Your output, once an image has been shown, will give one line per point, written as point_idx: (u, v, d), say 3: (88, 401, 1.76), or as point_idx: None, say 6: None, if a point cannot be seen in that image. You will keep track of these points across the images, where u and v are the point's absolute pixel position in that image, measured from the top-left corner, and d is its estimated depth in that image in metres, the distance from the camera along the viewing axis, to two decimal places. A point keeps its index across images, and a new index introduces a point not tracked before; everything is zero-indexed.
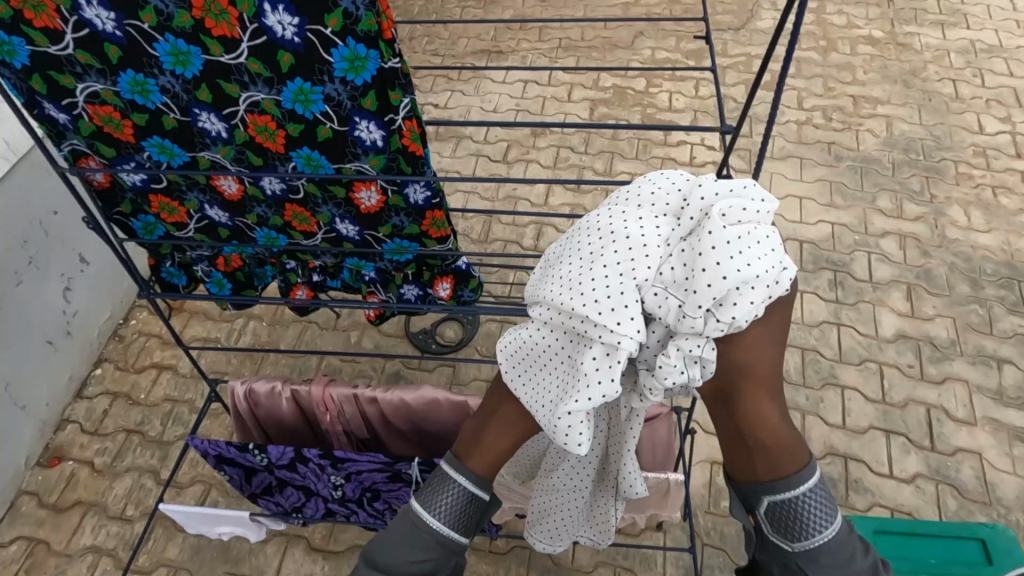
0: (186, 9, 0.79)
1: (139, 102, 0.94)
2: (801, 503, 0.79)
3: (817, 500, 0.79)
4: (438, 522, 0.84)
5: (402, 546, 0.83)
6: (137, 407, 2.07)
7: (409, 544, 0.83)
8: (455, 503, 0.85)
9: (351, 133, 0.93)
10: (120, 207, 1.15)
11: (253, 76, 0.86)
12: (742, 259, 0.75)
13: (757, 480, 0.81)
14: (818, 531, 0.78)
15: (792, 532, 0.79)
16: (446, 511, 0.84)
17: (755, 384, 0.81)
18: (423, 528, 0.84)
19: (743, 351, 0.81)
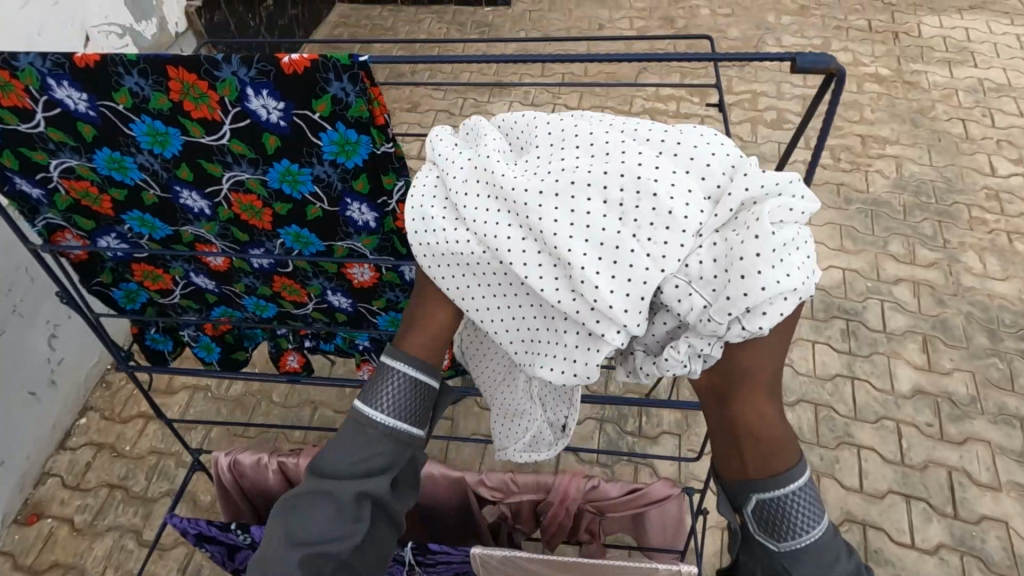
0: (163, 91, 0.73)
1: (117, 178, 0.87)
2: (790, 501, 0.71)
3: (807, 499, 0.72)
4: (382, 413, 0.77)
5: (347, 449, 0.76)
6: (121, 460, 1.99)
7: (358, 441, 0.76)
8: (399, 392, 0.79)
9: (343, 213, 0.87)
10: (100, 277, 1.07)
11: (236, 157, 0.81)
12: (786, 277, 0.69)
13: (743, 473, 0.74)
14: (806, 532, 0.71)
15: (777, 532, 0.72)
16: (395, 399, 0.78)
17: (755, 386, 0.76)
18: (370, 423, 0.77)
19: (753, 352, 0.76)
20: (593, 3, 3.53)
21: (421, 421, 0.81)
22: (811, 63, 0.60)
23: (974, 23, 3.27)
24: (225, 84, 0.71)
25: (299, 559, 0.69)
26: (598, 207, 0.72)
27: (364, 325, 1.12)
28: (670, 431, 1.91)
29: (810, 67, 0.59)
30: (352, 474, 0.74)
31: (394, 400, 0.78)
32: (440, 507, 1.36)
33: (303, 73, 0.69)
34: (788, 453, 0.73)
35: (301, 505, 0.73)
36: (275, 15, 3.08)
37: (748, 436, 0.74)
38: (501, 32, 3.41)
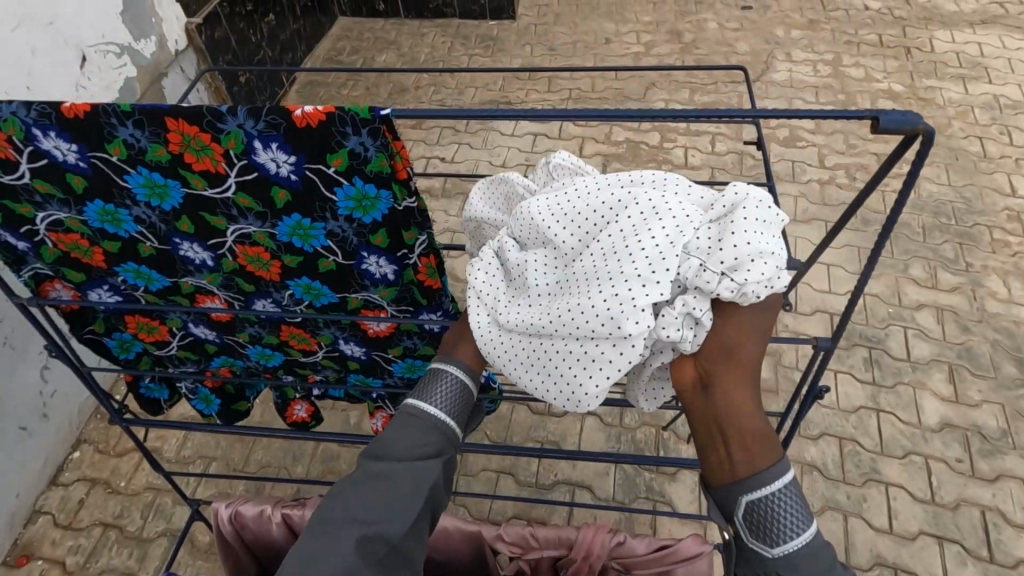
0: (161, 143, 0.67)
1: (110, 230, 0.80)
2: (778, 503, 0.68)
3: (794, 501, 0.69)
4: (437, 409, 0.74)
5: (402, 440, 0.71)
6: (116, 496, 1.89)
7: (412, 432, 0.72)
8: (450, 391, 0.77)
9: (358, 266, 0.80)
10: (91, 326, 1.00)
11: (242, 210, 0.74)
12: (766, 229, 0.72)
13: (730, 475, 0.71)
14: (795, 535, 0.68)
15: (767, 537, 0.69)
16: (446, 396, 0.76)
17: (735, 371, 0.72)
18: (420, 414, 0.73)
19: (733, 334, 0.73)
20: (599, 17, 3.46)
21: (465, 418, 0.78)
22: (893, 122, 0.53)
23: (987, 38, 3.18)
24: (230, 136, 0.65)
25: (353, 546, 0.65)
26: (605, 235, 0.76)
27: (379, 373, 1.04)
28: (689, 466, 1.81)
29: (894, 127, 0.53)
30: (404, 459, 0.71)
31: (445, 397, 0.76)
32: (456, 565, 1.28)
33: (318, 126, 0.63)
34: (772, 447, 0.70)
35: (349, 491, 0.70)
36: (277, 29, 3.01)
37: (733, 430, 0.70)
38: (506, 46, 3.35)
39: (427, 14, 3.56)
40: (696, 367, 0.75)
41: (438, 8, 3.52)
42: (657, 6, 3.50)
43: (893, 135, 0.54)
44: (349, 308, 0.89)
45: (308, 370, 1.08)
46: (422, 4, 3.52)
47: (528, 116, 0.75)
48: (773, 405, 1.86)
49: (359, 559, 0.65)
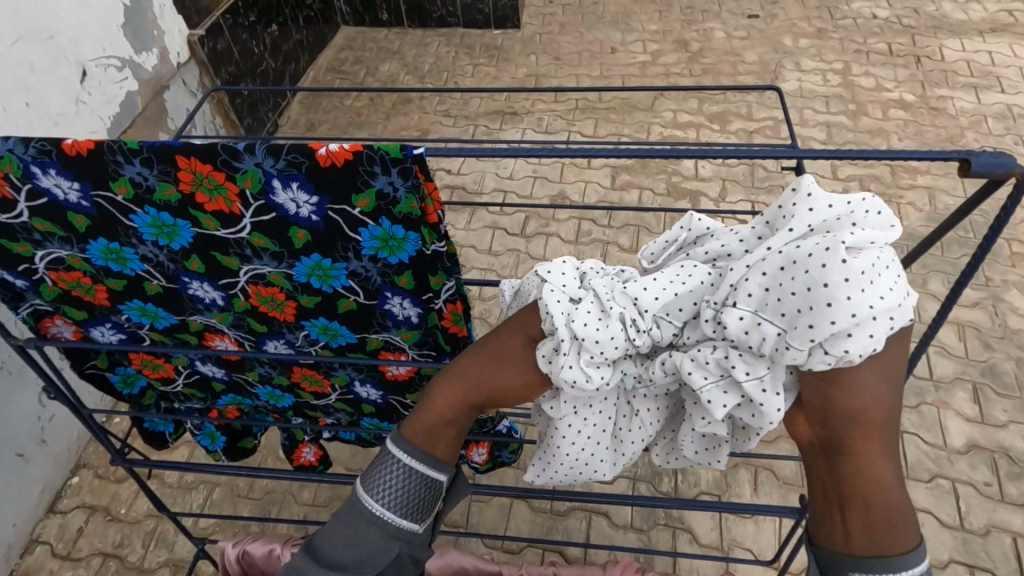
0: (171, 182, 0.62)
1: (114, 269, 0.75)
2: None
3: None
4: (379, 505, 0.72)
5: (344, 540, 0.73)
6: (116, 524, 1.83)
7: (353, 531, 0.73)
8: (395, 481, 0.73)
9: (380, 306, 0.75)
10: (93, 362, 0.94)
11: (257, 250, 0.69)
12: (862, 283, 0.64)
13: (845, 548, 0.66)
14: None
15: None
16: (393, 491, 0.73)
17: (868, 435, 0.65)
18: (360, 510, 0.73)
19: (857, 394, 0.66)
20: (605, 25, 3.43)
21: (421, 500, 0.74)
22: (987, 164, 0.59)
23: (998, 46, 3.09)
24: (248, 175, 0.60)
25: None
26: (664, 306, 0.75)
27: (396, 417, 0.99)
28: (708, 492, 1.70)
29: (988, 168, 0.59)
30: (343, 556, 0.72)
31: (393, 493, 0.73)
32: None
33: (344, 165, 0.59)
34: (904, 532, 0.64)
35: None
36: (279, 39, 2.97)
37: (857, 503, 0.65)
38: (510, 55, 3.31)
39: (431, 23, 3.51)
40: (814, 433, 0.69)
41: (442, 17, 3.48)
42: (664, 14, 3.47)
43: (986, 176, 0.60)
44: (368, 349, 0.84)
45: (318, 412, 1.02)
46: (425, 13, 3.48)
47: (587, 152, 0.73)
48: None
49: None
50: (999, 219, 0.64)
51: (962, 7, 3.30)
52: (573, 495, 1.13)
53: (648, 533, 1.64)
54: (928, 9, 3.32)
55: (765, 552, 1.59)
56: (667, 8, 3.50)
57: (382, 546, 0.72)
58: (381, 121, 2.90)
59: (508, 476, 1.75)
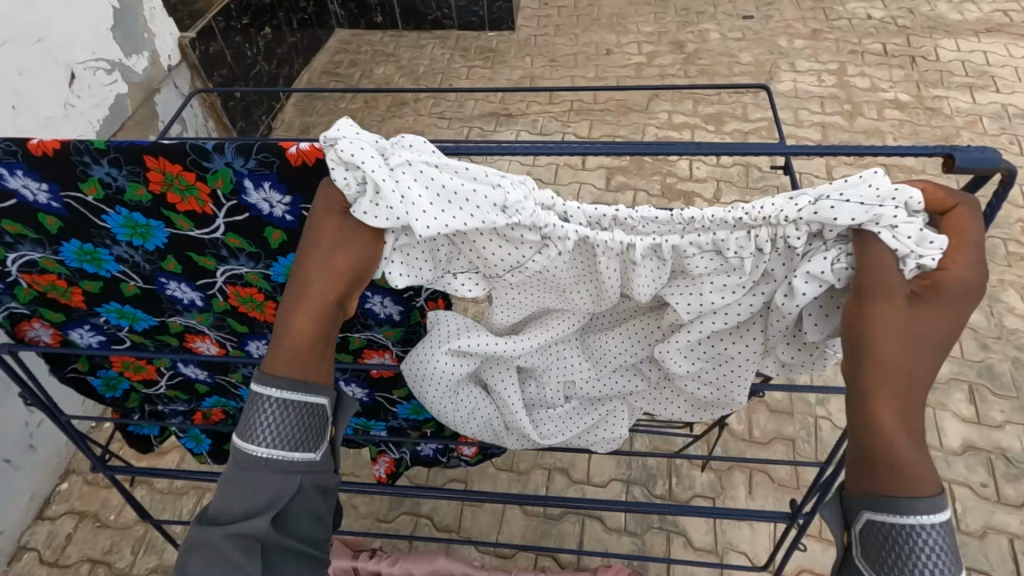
0: (141, 182, 0.61)
1: (89, 270, 0.73)
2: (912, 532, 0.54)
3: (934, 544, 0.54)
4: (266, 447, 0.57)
5: (230, 500, 0.56)
6: (105, 531, 1.81)
7: (239, 486, 0.56)
8: (276, 420, 0.58)
9: (362, 305, 0.83)
10: (74, 365, 0.92)
11: (233, 251, 0.68)
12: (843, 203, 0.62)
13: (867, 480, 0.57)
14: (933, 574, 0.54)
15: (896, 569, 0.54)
16: (274, 427, 0.57)
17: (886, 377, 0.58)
18: (244, 459, 0.57)
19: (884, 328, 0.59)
20: (600, 28, 3.42)
21: (312, 433, 0.60)
22: (972, 159, 0.58)
23: (993, 46, 3.08)
24: (218, 175, 0.59)
25: None
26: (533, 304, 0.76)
27: (383, 415, 1.05)
28: (703, 494, 1.68)
29: (972, 164, 0.58)
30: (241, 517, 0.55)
31: (275, 430, 0.57)
32: None
33: (314, 164, 0.59)
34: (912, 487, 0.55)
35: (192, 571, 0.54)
36: (273, 43, 2.96)
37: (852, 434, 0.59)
38: (506, 57, 3.30)
39: (426, 25, 3.51)
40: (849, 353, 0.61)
41: (437, 20, 3.48)
42: (660, 17, 3.46)
43: (973, 172, 0.58)
44: (352, 348, 0.91)
45: None
46: (420, 15, 3.47)
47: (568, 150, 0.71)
48: (789, 427, 1.78)
49: None
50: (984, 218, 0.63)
51: (957, 8, 3.29)
52: (562, 502, 1.11)
53: (641, 537, 1.62)
54: (924, 10, 3.32)
55: (759, 555, 1.57)
56: (663, 10, 3.50)
57: (282, 486, 0.57)
58: (375, 124, 2.89)
59: (501, 479, 1.73)
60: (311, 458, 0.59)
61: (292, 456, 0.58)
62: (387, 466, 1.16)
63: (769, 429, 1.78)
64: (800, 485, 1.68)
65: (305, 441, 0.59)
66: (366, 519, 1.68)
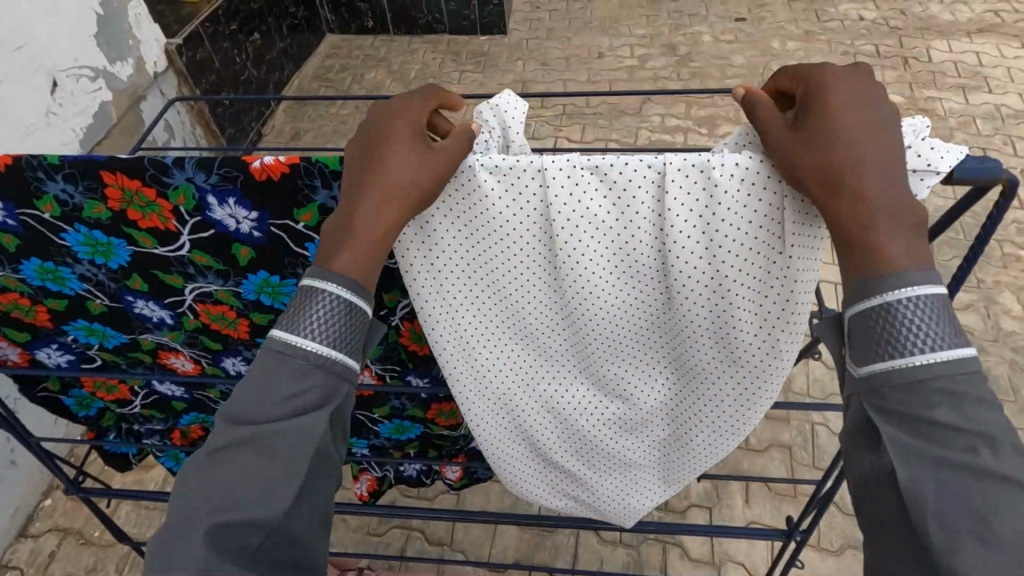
0: (99, 199, 0.59)
1: (52, 289, 0.70)
2: (898, 311, 0.51)
3: (923, 321, 0.51)
4: (313, 341, 0.54)
5: (271, 385, 0.52)
6: (89, 547, 1.77)
7: (284, 373, 0.53)
8: (328, 317, 0.54)
9: None
10: (45, 384, 0.88)
11: (200, 269, 0.65)
12: None
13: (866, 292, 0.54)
14: (923, 352, 0.50)
15: (883, 352, 0.52)
16: (327, 324, 0.54)
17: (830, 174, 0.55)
18: (293, 353, 0.53)
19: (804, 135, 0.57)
20: (592, 31, 3.40)
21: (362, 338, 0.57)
22: (971, 171, 0.56)
23: (985, 46, 3.07)
24: (180, 191, 0.57)
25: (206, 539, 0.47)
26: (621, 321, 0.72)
27: (365, 433, 1.02)
28: (700, 503, 1.65)
29: (972, 175, 0.56)
30: (280, 417, 0.52)
31: (322, 326, 0.54)
32: None
33: (280, 179, 0.57)
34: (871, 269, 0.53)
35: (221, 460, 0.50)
36: (262, 48, 2.93)
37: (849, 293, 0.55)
38: (497, 62, 3.27)
39: (417, 30, 3.49)
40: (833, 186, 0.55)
41: (428, 24, 3.45)
42: (652, 19, 3.44)
43: (972, 183, 0.57)
44: None
45: None
46: (411, 20, 3.45)
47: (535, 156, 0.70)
48: (785, 434, 1.76)
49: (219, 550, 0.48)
50: (985, 228, 0.62)
51: (949, 9, 3.28)
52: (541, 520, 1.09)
53: (636, 549, 1.59)
54: (915, 11, 3.31)
55: (758, 566, 1.54)
56: (655, 13, 3.48)
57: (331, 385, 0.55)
58: None
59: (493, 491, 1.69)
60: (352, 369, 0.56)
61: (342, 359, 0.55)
62: (370, 484, 1.14)
63: (766, 435, 1.75)
64: (797, 493, 1.65)
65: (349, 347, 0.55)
66: (356, 533, 1.65)
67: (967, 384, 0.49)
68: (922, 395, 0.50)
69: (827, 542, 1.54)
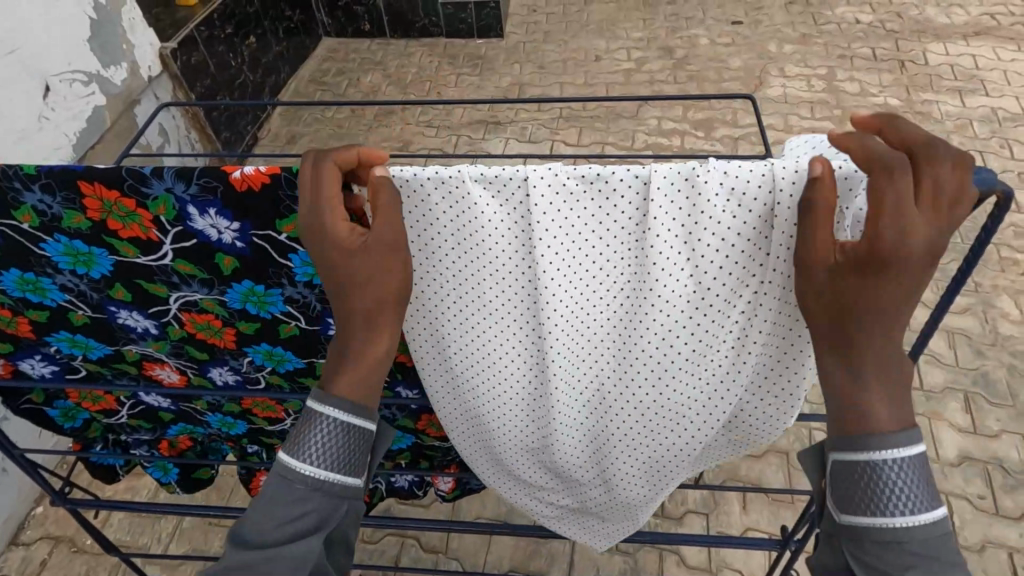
0: (78, 209, 0.58)
1: (34, 299, 0.69)
2: (881, 471, 0.54)
3: (905, 483, 0.54)
4: (316, 467, 0.56)
5: (273, 516, 0.54)
6: (81, 556, 1.75)
7: (287, 502, 0.54)
8: (328, 441, 0.56)
9: (327, 334, 0.71)
10: (29, 396, 0.87)
11: (183, 278, 0.65)
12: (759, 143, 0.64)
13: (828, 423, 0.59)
14: (902, 515, 0.53)
15: (866, 508, 0.55)
16: (328, 446, 0.56)
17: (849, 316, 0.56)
18: (294, 477, 0.55)
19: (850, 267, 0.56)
20: (589, 34, 3.40)
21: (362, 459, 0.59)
22: (966, 182, 0.55)
23: (981, 49, 3.07)
24: (160, 201, 0.57)
25: None
26: (604, 334, 0.72)
27: None
28: (697, 510, 1.64)
29: (964, 187, 0.55)
30: (278, 543, 0.53)
31: (324, 447, 0.56)
32: None
33: (261, 189, 0.57)
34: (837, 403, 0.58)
35: None
36: (258, 52, 2.92)
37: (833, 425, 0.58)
38: (494, 65, 3.27)
39: (414, 33, 3.48)
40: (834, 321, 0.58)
41: (425, 27, 3.44)
42: (649, 22, 3.44)
43: (966, 195, 0.56)
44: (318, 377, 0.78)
45: (274, 439, 0.96)
46: (408, 23, 3.44)
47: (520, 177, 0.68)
48: (783, 440, 1.75)
49: None
50: (980, 236, 0.61)
51: (945, 12, 3.28)
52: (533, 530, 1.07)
53: (634, 556, 1.58)
54: (912, 14, 3.31)
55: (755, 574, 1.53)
56: (652, 16, 3.48)
57: (330, 507, 0.56)
58: (362, 133, 2.86)
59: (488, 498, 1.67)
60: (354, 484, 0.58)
61: (343, 480, 0.57)
62: None
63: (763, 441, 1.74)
64: (794, 500, 1.64)
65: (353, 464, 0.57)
66: None
67: (940, 547, 0.53)
68: (898, 555, 0.53)
69: None
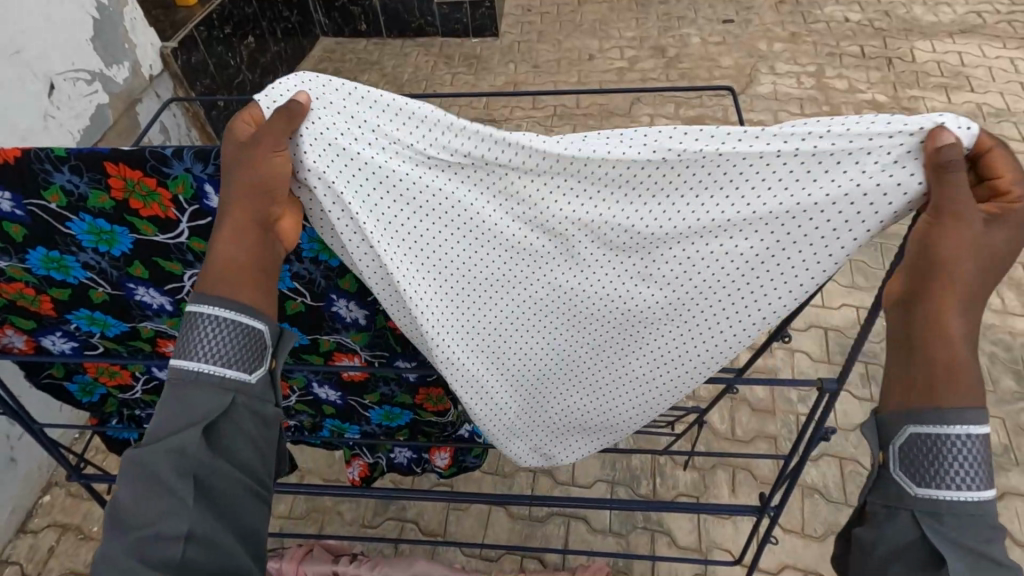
0: (103, 189, 0.66)
1: (57, 278, 0.76)
2: (952, 441, 0.61)
3: (966, 454, 0.61)
4: (196, 361, 0.64)
5: (170, 416, 0.64)
6: (88, 543, 1.79)
7: (187, 400, 0.64)
8: (210, 336, 0.65)
9: (329, 308, 0.89)
10: (49, 371, 0.92)
11: (198, 255, 0.73)
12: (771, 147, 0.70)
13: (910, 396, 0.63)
14: (956, 487, 0.61)
15: (932, 480, 0.62)
16: (209, 344, 0.65)
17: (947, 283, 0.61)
18: (183, 372, 0.65)
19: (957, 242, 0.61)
20: (582, 34, 3.45)
21: (248, 355, 0.66)
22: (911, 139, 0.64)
23: (967, 47, 3.13)
24: (179, 181, 0.66)
25: (136, 557, 0.60)
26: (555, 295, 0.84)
27: (356, 419, 1.10)
28: (687, 492, 1.69)
29: None
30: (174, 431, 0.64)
31: (212, 345, 0.65)
32: None
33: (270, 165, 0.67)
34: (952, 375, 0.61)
35: (137, 488, 0.63)
36: (256, 52, 2.97)
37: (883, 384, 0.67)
38: (489, 64, 3.32)
39: (410, 33, 3.53)
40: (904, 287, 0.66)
41: (420, 27, 3.50)
42: (642, 22, 3.50)
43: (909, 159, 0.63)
44: (323, 350, 0.98)
45: None
46: (404, 23, 3.50)
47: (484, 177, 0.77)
48: (771, 426, 1.80)
49: (140, 562, 0.60)
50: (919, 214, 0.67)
51: (932, 11, 3.35)
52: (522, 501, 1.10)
53: (626, 537, 1.63)
54: (899, 12, 3.37)
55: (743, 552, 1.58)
56: (643, 16, 3.53)
57: (217, 402, 0.64)
58: None
59: (485, 482, 1.72)
60: (244, 380, 0.66)
61: (226, 371, 0.65)
62: (361, 469, 1.20)
63: (752, 427, 1.79)
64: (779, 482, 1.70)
65: (240, 360, 0.66)
66: (352, 525, 1.68)
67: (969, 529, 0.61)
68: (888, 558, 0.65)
69: (811, 528, 1.58)
